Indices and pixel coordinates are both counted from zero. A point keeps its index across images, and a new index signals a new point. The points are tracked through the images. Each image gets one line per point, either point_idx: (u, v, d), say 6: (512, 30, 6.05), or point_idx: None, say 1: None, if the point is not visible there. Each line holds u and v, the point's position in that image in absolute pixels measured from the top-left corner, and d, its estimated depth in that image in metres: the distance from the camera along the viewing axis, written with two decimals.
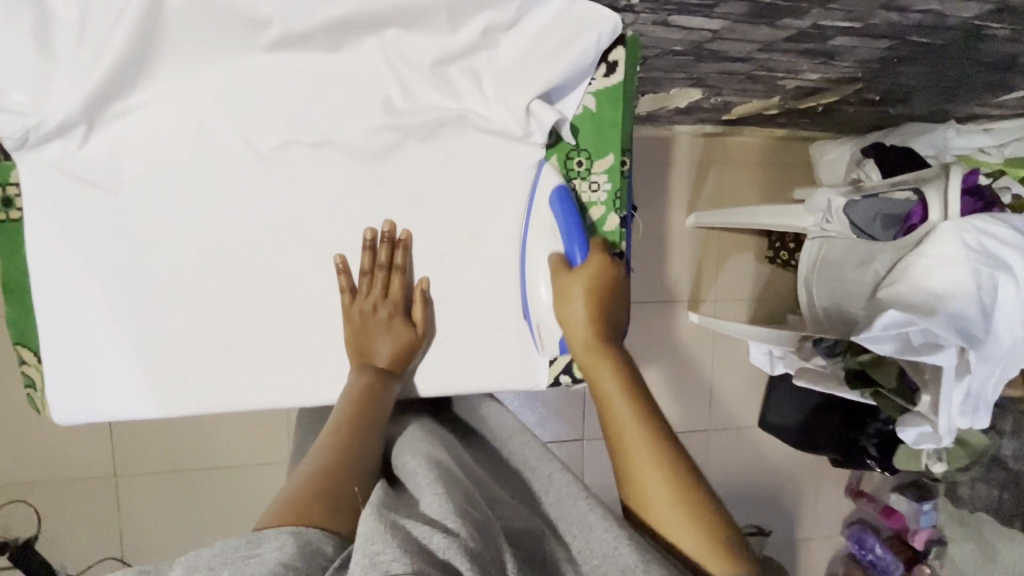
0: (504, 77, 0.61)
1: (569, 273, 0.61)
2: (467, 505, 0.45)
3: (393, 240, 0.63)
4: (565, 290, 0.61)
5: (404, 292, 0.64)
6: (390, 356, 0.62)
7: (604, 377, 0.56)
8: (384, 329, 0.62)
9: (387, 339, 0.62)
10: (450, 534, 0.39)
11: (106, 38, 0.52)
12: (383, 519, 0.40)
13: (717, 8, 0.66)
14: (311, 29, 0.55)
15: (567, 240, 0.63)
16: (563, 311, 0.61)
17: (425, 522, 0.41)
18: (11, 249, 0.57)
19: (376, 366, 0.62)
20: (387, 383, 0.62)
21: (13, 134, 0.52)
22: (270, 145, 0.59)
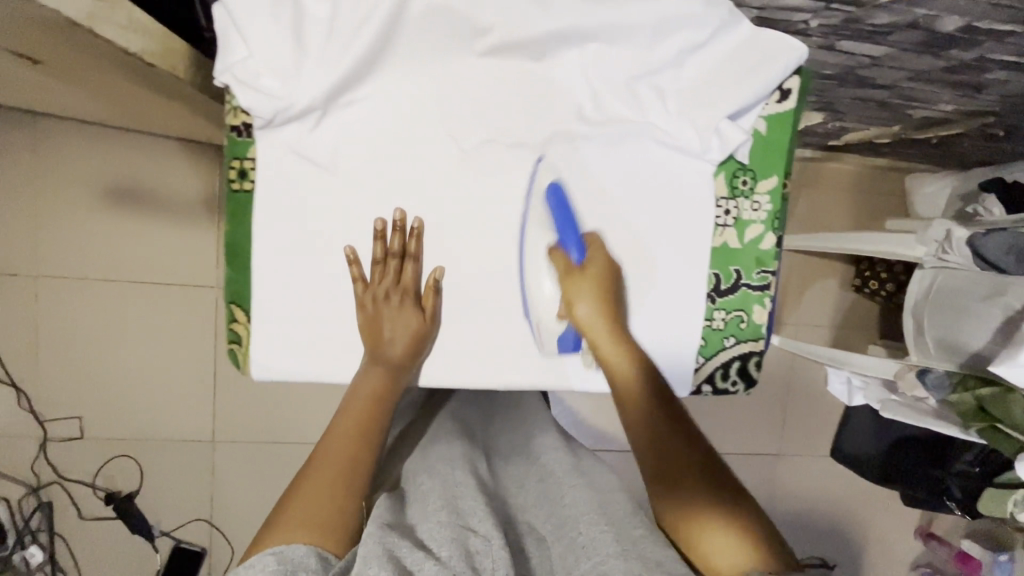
0: (688, 94, 0.65)
1: (573, 275, 0.65)
2: (458, 531, 0.52)
3: (404, 228, 0.64)
4: (576, 290, 0.64)
5: (416, 279, 0.65)
6: (405, 349, 0.63)
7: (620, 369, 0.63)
8: (399, 318, 0.63)
9: (399, 330, 0.63)
10: (436, 563, 0.46)
11: (353, 35, 0.57)
12: (381, 542, 0.48)
13: (891, 36, 0.69)
14: (526, 38, 0.60)
15: (563, 235, 0.66)
16: (578, 315, 0.64)
17: (418, 548, 0.48)
18: (239, 215, 0.63)
19: (387, 358, 0.62)
20: (399, 374, 0.63)
21: (264, 114, 0.59)
22: (470, 142, 0.64)
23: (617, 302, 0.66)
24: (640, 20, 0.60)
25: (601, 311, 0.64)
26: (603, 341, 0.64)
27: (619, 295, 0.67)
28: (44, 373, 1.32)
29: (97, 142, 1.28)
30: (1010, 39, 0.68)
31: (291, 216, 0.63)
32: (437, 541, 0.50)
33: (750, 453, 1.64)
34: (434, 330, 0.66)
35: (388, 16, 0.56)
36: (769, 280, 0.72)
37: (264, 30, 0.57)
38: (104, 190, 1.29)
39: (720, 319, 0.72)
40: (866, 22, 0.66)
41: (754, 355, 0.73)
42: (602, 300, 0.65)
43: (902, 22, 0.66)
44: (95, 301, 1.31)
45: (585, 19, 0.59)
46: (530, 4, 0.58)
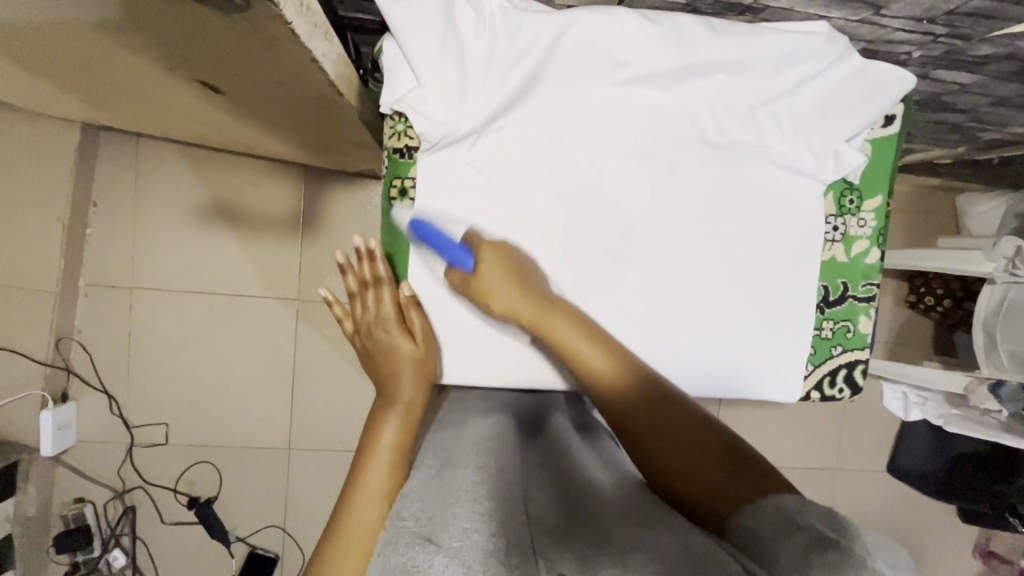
0: (803, 121, 0.71)
1: (477, 276, 0.64)
2: (479, 521, 0.46)
3: (370, 256, 0.69)
4: (484, 288, 0.64)
5: (394, 303, 0.70)
6: (404, 380, 0.66)
7: (563, 333, 0.62)
8: (392, 349, 0.68)
9: (394, 364, 0.67)
10: (445, 559, 0.41)
11: (510, 68, 0.65)
12: (394, 552, 0.44)
13: (986, 65, 0.75)
14: (659, 71, 0.67)
15: (447, 250, 0.65)
16: (495, 308, 0.64)
17: (424, 548, 0.43)
18: (395, 231, 0.70)
19: (392, 395, 0.66)
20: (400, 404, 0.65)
21: (430, 138, 0.65)
22: (605, 164, 0.70)
23: (528, 271, 0.66)
24: (765, 54, 0.67)
25: (517, 292, 0.63)
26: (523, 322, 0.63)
27: (526, 263, 0.66)
28: (135, 381, 1.38)
29: (193, 162, 1.36)
30: None
31: (443, 230, 0.68)
32: (446, 531, 0.45)
33: (806, 467, 1.66)
34: (428, 346, 0.69)
35: (543, 52, 0.64)
36: (874, 292, 0.77)
37: (434, 65, 0.64)
38: (198, 208, 1.37)
39: (829, 329, 0.76)
40: (966, 53, 0.72)
41: (860, 363, 0.77)
42: (513, 280, 0.64)
43: (1002, 53, 0.71)
44: (184, 312, 1.38)
45: (713, 54, 0.66)
46: (667, 42, 0.65)
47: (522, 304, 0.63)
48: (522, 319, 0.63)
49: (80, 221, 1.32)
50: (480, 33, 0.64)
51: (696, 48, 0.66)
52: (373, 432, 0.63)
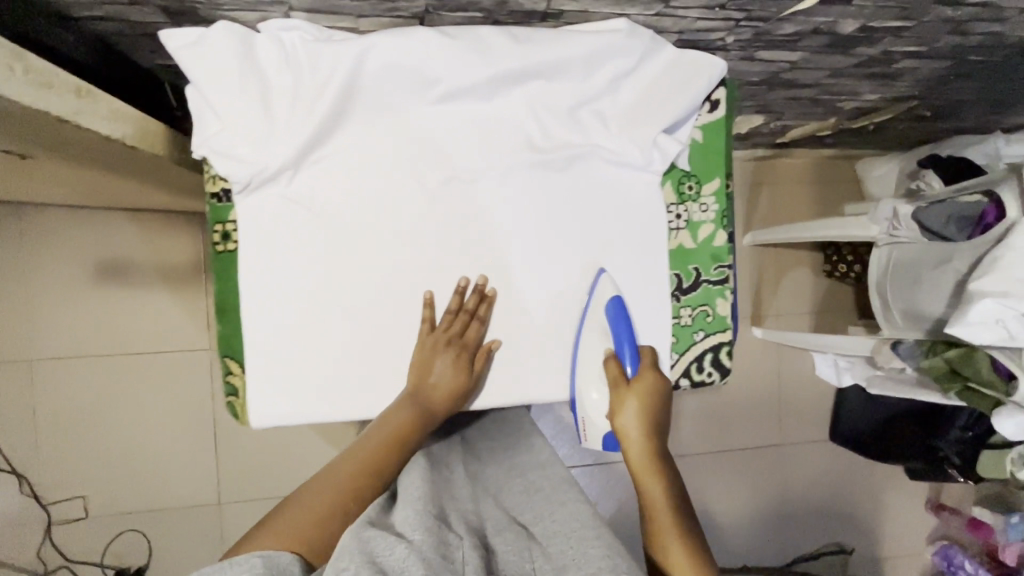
0: (626, 117, 0.72)
1: (625, 387, 0.70)
2: (436, 522, 0.52)
3: (481, 293, 0.71)
4: (620, 403, 0.69)
5: (475, 339, 0.71)
6: (445, 400, 0.68)
7: (651, 482, 0.65)
8: (451, 369, 0.68)
9: (446, 384, 0.68)
10: (408, 546, 0.47)
11: (314, 100, 0.64)
12: (354, 536, 0.48)
13: (800, 42, 0.77)
14: (470, 84, 0.67)
15: (619, 346, 0.72)
16: (618, 423, 0.69)
17: (394, 535, 0.49)
18: (225, 276, 0.67)
19: (426, 400, 0.67)
20: (422, 422, 0.66)
21: (241, 179, 0.64)
22: (435, 182, 0.69)
23: (661, 418, 0.70)
24: (571, 57, 0.67)
25: (643, 427, 0.68)
26: (633, 444, 0.67)
27: (665, 407, 0.71)
28: (46, 457, 1.32)
29: (81, 224, 1.30)
30: (905, 33, 0.75)
31: (272, 270, 0.66)
32: (411, 527, 0.50)
33: (752, 447, 1.67)
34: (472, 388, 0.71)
35: (344, 81, 0.63)
36: (727, 274, 0.77)
37: (235, 105, 0.63)
38: (92, 270, 1.32)
39: (687, 315, 0.77)
40: (774, 33, 0.74)
41: (724, 345, 0.78)
42: (646, 410, 0.69)
43: (806, 29, 0.72)
44: (89, 379, 1.33)
45: (520, 62, 0.66)
46: (471, 54, 0.65)
47: (638, 432, 0.68)
48: (629, 448, 0.68)
49: None
50: (279, 68, 0.64)
51: (503, 58, 0.66)
52: (391, 418, 0.65)
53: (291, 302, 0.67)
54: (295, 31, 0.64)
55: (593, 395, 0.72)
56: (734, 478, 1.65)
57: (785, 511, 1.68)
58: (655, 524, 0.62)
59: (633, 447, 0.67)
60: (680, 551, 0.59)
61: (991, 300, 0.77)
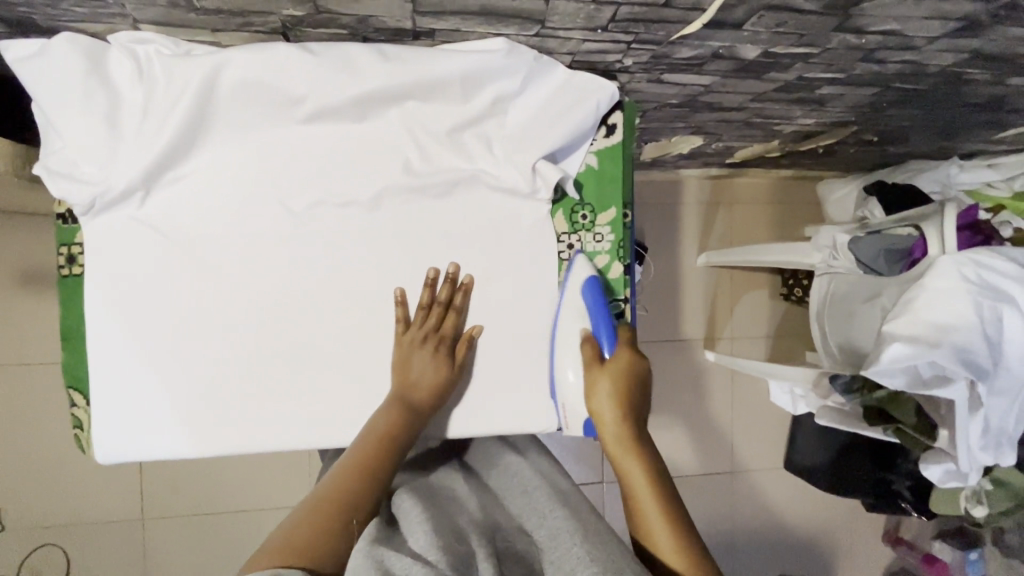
0: (510, 141, 0.68)
1: (599, 368, 0.65)
2: (450, 538, 0.50)
3: (454, 282, 0.68)
4: (595, 384, 0.64)
5: (454, 331, 0.68)
6: (427, 399, 0.65)
7: (632, 468, 0.58)
8: (431, 367, 0.66)
9: (424, 374, 0.65)
10: (426, 565, 0.44)
11: (165, 117, 0.60)
12: (368, 554, 0.45)
13: (705, 66, 0.73)
14: (338, 104, 0.63)
15: (595, 325, 0.68)
16: (594, 405, 0.63)
17: (408, 555, 0.46)
18: (71, 302, 0.63)
19: (410, 403, 0.64)
20: (412, 419, 0.63)
21: (82, 201, 0.60)
22: (301, 206, 0.65)
23: (640, 400, 0.64)
24: (446, 78, 0.63)
25: (619, 408, 0.62)
26: (609, 433, 0.61)
27: (644, 385, 0.65)
28: None
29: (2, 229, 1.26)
30: (814, 59, 0.71)
31: (117, 297, 0.63)
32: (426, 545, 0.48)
33: (704, 474, 1.61)
34: (458, 378, 0.68)
35: (193, 97, 0.60)
36: (622, 309, 0.73)
37: (77, 122, 0.59)
38: (15, 277, 1.28)
39: None
40: (673, 56, 0.70)
41: None
42: (623, 389, 0.63)
43: (705, 53, 0.69)
44: (11, 388, 1.29)
45: (390, 81, 0.63)
46: (335, 74, 0.61)
47: (613, 413, 0.62)
48: (606, 433, 0.62)
49: None
50: (128, 83, 0.60)
51: (370, 77, 0.62)
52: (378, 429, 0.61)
53: (138, 331, 0.63)
54: (149, 44, 0.60)
55: (570, 374, 0.67)
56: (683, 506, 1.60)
57: (736, 542, 1.62)
58: (639, 511, 0.56)
59: (610, 429, 0.61)
60: (667, 537, 0.53)
61: (903, 345, 0.73)
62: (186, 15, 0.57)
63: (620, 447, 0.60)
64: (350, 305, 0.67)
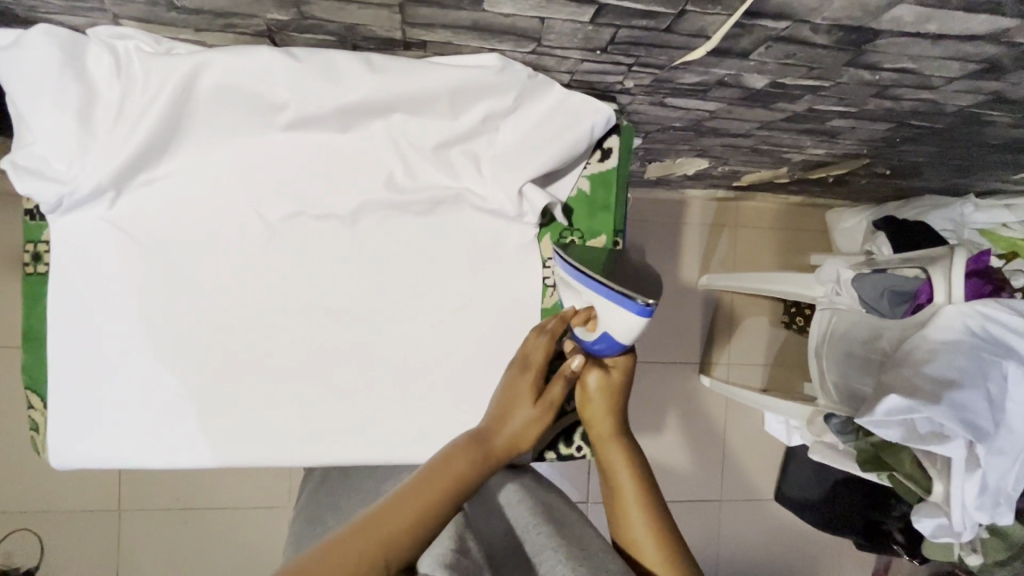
0: (499, 161, 0.65)
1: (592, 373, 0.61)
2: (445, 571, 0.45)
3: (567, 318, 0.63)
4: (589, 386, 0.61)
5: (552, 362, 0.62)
6: (506, 441, 0.57)
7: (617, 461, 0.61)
8: (517, 401, 0.59)
9: (510, 405, 0.59)
10: None
11: (138, 117, 0.58)
12: None
13: (710, 93, 0.69)
14: (321, 113, 0.61)
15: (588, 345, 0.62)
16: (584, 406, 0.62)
17: None
18: (34, 301, 0.61)
19: (485, 439, 0.56)
20: (482, 452, 0.55)
21: (49, 199, 0.58)
22: (277, 216, 0.63)
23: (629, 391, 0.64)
24: (435, 91, 0.60)
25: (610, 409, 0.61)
26: (599, 422, 0.62)
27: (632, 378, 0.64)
28: None
29: None
30: (824, 92, 0.68)
31: (82, 301, 0.60)
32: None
33: (691, 500, 1.58)
34: (548, 416, 0.59)
35: (169, 98, 0.57)
36: None
37: (46, 116, 0.57)
38: None
39: None
40: (676, 81, 0.66)
41: None
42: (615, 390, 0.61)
43: (709, 80, 0.65)
44: None
45: (377, 92, 0.60)
46: (320, 82, 0.59)
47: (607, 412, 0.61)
48: (596, 430, 0.62)
49: None
50: (104, 80, 0.58)
51: (355, 87, 0.60)
52: (448, 462, 0.53)
53: (101, 335, 0.61)
54: (128, 40, 0.58)
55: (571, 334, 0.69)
56: None
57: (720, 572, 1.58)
58: (620, 495, 0.60)
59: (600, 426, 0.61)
60: (643, 519, 0.58)
61: (899, 398, 0.70)
62: (164, 13, 0.55)
63: (609, 435, 0.62)
64: (322, 321, 0.64)
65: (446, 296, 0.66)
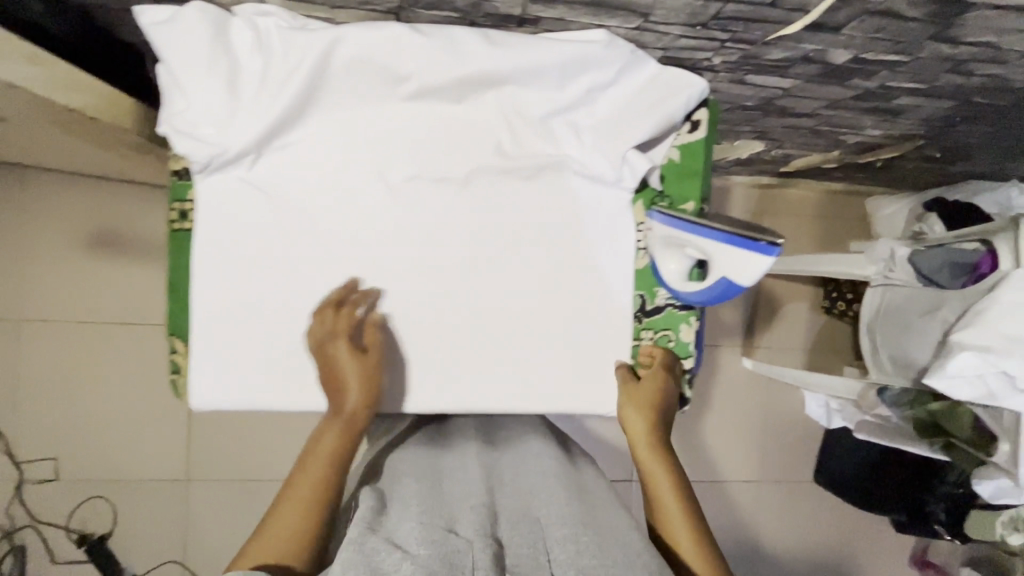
0: (599, 130, 0.70)
1: (633, 384, 0.71)
2: (446, 522, 0.56)
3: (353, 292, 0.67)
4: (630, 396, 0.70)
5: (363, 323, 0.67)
6: (354, 399, 0.63)
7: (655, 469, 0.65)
8: (339, 366, 0.64)
9: (335, 373, 0.64)
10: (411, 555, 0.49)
11: (281, 87, 0.63)
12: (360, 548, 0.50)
13: (791, 69, 0.74)
14: (440, 85, 0.66)
15: (712, 298, 0.67)
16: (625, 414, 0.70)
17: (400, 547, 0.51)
18: (183, 253, 0.67)
19: (339, 407, 0.63)
20: (337, 418, 0.62)
21: (201, 159, 0.64)
22: (399, 179, 0.69)
23: (665, 408, 0.70)
24: (547, 64, 0.65)
25: (646, 419, 0.68)
26: (636, 429, 0.68)
27: (668, 397, 0.71)
28: (25, 417, 1.33)
29: (76, 192, 1.31)
30: (900, 68, 0.72)
31: (222, 253, 0.66)
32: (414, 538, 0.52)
33: (732, 481, 1.61)
34: (378, 362, 0.65)
35: (309, 68, 0.62)
36: None
37: (199, 84, 0.63)
38: (86, 238, 1.33)
39: (648, 339, 0.75)
40: (763, 57, 0.71)
41: (684, 374, 0.76)
42: (649, 401, 0.69)
43: (795, 56, 0.70)
44: (75, 344, 1.34)
45: (495, 65, 0.65)
46: (444, 54, 0.64)
47: (644, 420, 0.68)
48: (634, 438, 0.68)
49: None
50: (246, 52, 0.63)
51: (476, 59, 0.64)
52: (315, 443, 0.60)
53: (239, 286, 0.67)
54: (269, 17, 0.63)
55: (662, 292, 0.74)
56: (711, 510, 1.60)
57: (760, 550, 1.62)
58: (659, 498, 0.63)
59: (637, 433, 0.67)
60: (682, 522, 0.61)
61: (973, 354, 0.75)
62: None
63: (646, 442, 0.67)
64: (436, 277, 0.70)
65: (547, 255, 0.72)
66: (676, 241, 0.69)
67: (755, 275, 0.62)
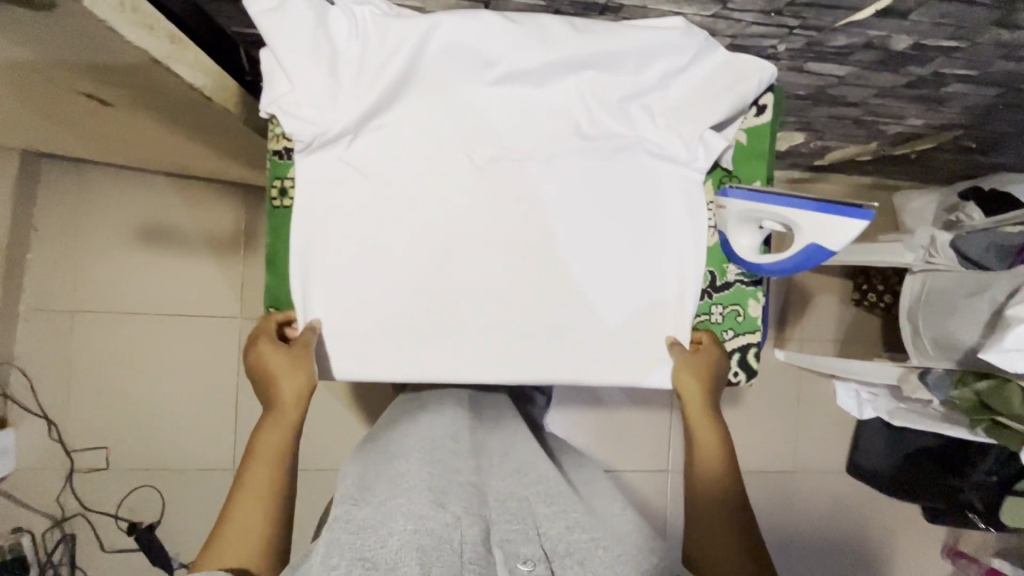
0: (674, 112, 0.73)
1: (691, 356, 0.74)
2: (454, 497, 0.52)
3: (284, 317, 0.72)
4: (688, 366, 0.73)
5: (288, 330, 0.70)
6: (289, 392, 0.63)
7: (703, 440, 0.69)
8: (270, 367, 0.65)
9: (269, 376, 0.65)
10: (406, 532, 0.45)
11: (378, 70, 0.67)
12: (350, 531, 0.46)
13: (851, 56, 0.78)
14: (526, 69, 0.69)
15: (797, 264, 0.71)
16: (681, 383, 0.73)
17: (395, 523, 0.46)
18: (280, 230, 0.74)
19: (277, 405, 0.63)
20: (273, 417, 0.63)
21: (305, 138, 0.68)
22: (484, 159, 0.72)
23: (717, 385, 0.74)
24: (629, 49, 0.69)
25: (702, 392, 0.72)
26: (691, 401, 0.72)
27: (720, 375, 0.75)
28: (75, 407, 1.35)
29: (128, 186, 1.35)
30: (957, 54, 0.76)
31: (321, 229, 0.70)
32: (400, 515, 0.47)
33: (766, 471, 1.63)
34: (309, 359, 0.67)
35: (406, 52, 0.66)
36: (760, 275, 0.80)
37: (302, 67, 0.66)
38: (138, 231, 1.36)
39: (718, 313, 0.79)
40: (827, 44, 0.75)
41: (752, 346, 0.80)
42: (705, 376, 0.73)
43: (858, 43, 0.74)
44: (123, 335, 1.36)
45: (579, 49, 0.68)
46: (532, 40, 0.67)
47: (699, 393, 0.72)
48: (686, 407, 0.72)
49: (21, 247, 1.29)
50: (345, 38, 0.66)
51: (561, 45, 0.68)
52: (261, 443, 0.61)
53: (337, 260, 0.71)
54: (367, 5, 0.66)
55: (732, 269, 0.80)
56: None
57: (794, 540, 1.64)
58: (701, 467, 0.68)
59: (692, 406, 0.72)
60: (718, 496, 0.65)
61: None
62: None
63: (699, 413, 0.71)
64: (517, 253, 0.73)
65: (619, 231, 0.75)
66: (756, 213, 0.72)
67: (843, 238, 0.67)
